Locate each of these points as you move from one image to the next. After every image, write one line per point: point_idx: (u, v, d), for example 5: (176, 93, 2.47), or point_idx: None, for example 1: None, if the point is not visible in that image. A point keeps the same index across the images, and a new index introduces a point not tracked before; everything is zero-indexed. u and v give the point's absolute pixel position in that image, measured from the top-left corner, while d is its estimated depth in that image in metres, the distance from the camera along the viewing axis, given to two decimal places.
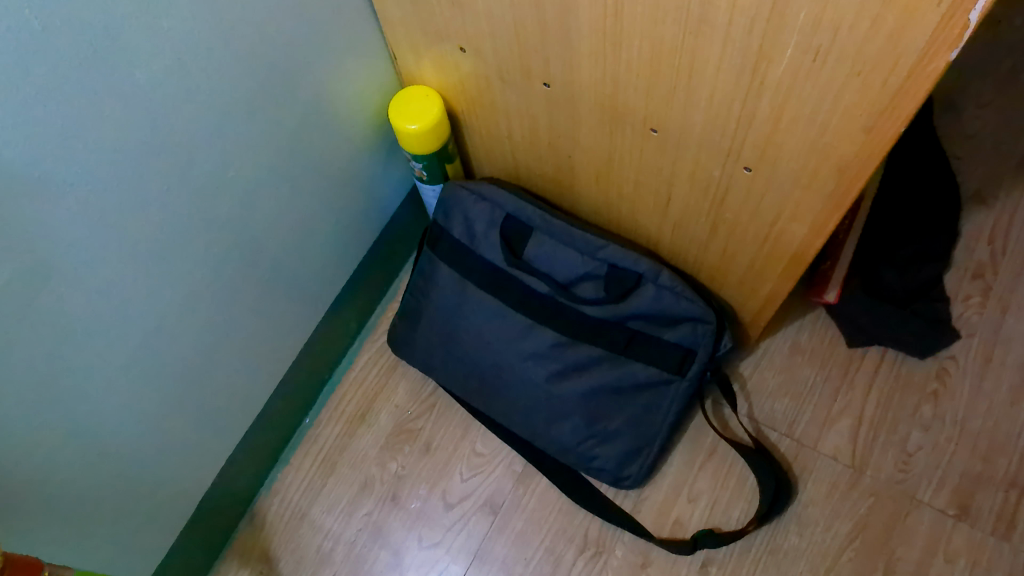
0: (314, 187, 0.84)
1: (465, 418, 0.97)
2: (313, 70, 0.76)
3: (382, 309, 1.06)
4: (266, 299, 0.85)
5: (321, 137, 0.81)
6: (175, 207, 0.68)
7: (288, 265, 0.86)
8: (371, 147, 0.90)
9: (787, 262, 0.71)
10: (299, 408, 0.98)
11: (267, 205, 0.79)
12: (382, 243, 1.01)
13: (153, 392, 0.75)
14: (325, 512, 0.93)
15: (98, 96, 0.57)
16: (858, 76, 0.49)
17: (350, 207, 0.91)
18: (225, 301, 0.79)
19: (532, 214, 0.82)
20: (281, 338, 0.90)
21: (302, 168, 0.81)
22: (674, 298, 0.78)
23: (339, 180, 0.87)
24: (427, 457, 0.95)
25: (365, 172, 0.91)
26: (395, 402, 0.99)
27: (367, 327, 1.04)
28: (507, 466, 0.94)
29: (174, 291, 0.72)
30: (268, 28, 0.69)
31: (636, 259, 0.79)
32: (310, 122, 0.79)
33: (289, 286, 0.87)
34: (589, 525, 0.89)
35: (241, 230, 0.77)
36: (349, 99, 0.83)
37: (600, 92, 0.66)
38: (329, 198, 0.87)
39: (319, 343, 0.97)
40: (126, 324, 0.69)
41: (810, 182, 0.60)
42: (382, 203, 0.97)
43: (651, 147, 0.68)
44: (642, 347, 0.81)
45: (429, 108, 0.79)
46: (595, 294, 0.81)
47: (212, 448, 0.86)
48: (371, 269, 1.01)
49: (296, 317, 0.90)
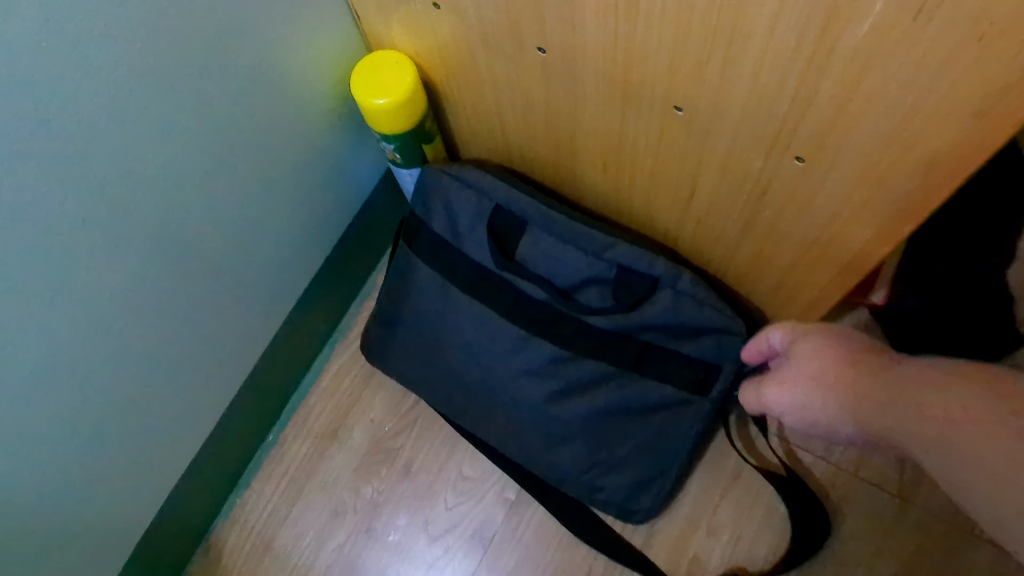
0: (269, 177, 0.70)
1: (452, 434, 0.85)
2: (262, 35, 0.61)
3: (358, 306, 0.92)
4: (217, 313, 0.71)
5: (272, 114, 0.66)
6: (96, 222, 0.54)
7: (243, 271, 0.72)
8: (335, 122, 0.75)
9: (838, 270, 0.58)
10: (262, 423, 0.85)
11: (209, 204, 0.64)
12: (357, 234, 0.87)
13: (76, 437, 0.61)
14: (292, 542, 0.83)
15: None
16: (978, 40, 0.35)
17: (313, 194, 0.77)
18: (165, 320, 0.65)
19: (526, 205, 0.68)
20: (236, 349, 0.76)
21: (248, 153, 0.66)
22: (698, 306, 0.66)
23: (299, 165, 0.73)
24: (408, 481, 0.83)
25: (330, 151, 0.77)
26: (371, 417, 0.86)
27: (341, 328, 0.91)
28: (498, 491, 0.82)
29: (99, 321, 0.58)
30: None
31: (652, 259, 0.65)
32: (256, 97, 0.63)
33: (245, 293, 0.74)
34: (592, 563, 0.78)
35: (177, 236, 0.62)
36: (304, 67, 0.67)
37: (613, 65, 0.52)
38: (286, 184, 0.73)
39: (283, 352, 0.84)
40: (29, 368, 0.54)
41: (883, 181, 0.46)
42: (353, 187, 0.83)
43: (675, 129, 0.54)
44: (655, 363, 0.69)
45: (400, 79, 0.65)
46: (599, 303, 0.67)
47: (158, 484, 0.74)
48: (344, 264, 0.88)
49: (255, 326, 0.77)
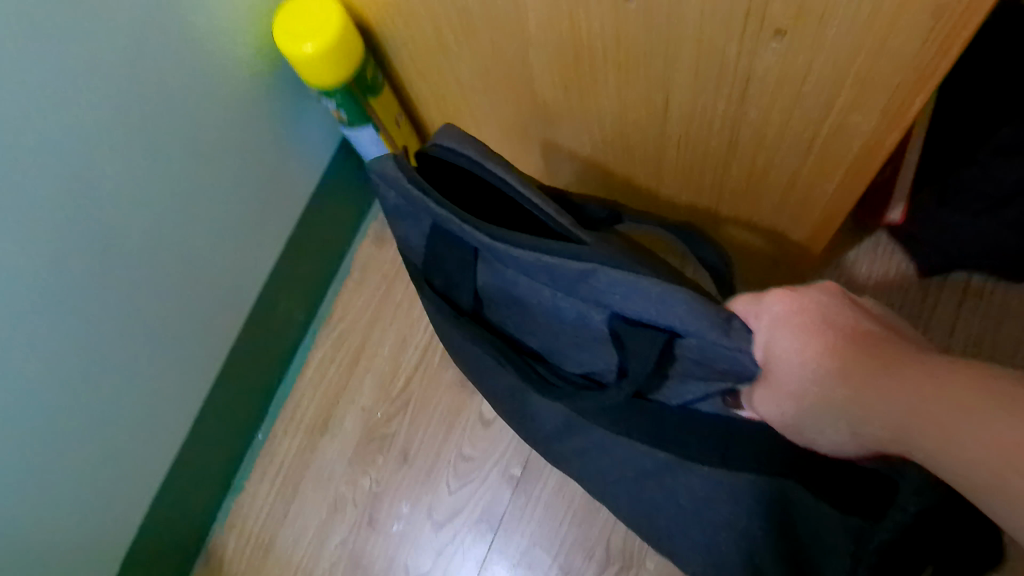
0: (204, 148, 0.61)
1: (449, 412, 0.79)
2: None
3: (337, 287, 0.85)
4: (169, 301, 0.63)
5: (201, 88, 0.58)
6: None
7: (195, 254, 0.64)
8: (277, 94, 0.66)
9: (847, 168, 0.50)
10: (247, 420, 0.80)
11: (142, 193, 0.57)
12: (329, 215, 0.81)
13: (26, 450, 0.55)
14: (292, 542, 0.78)
15: None
16: None
17: (265, 175, 0.69)
18: (113, 316, 0.58)
19: (450, 220, 0.47)
20: (208, 341, 0.70)
21: (177, 135, 0.58)
22: (761, 350, 0.42)
23: (248, 143, 0.65)
24: (406, 468, 0.78)
25: (280, 123, 0.68)
26: (362, 403, 0.81)
27: (322, 313, 0.84)
28: (503, 469, 0.76)
29: (13, 314, 0.50)
30: None
31: (656, 292, 0.42)
32: (174, 68, 0.55)
33: (203, 284, 0.67)
34: (611, 534, 0.73)
35: (115, 224, 0.55)
36: (224, 31, 0.58)
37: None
38: (233, 169, 0.65)
39: (258, 344, 0.77)
40: None
41: (902, 18, 0.36)
42: (312, 163, 0.75)
43: (617, 28, 0.45)
44: (741, 453, 0.44)
45: (331, 24, 0.56)
46: (611, 362, 0.49)
47: (130, 498, 0.67)
48: (315, 242, 0.80)
49: (226, 318, 0.71)
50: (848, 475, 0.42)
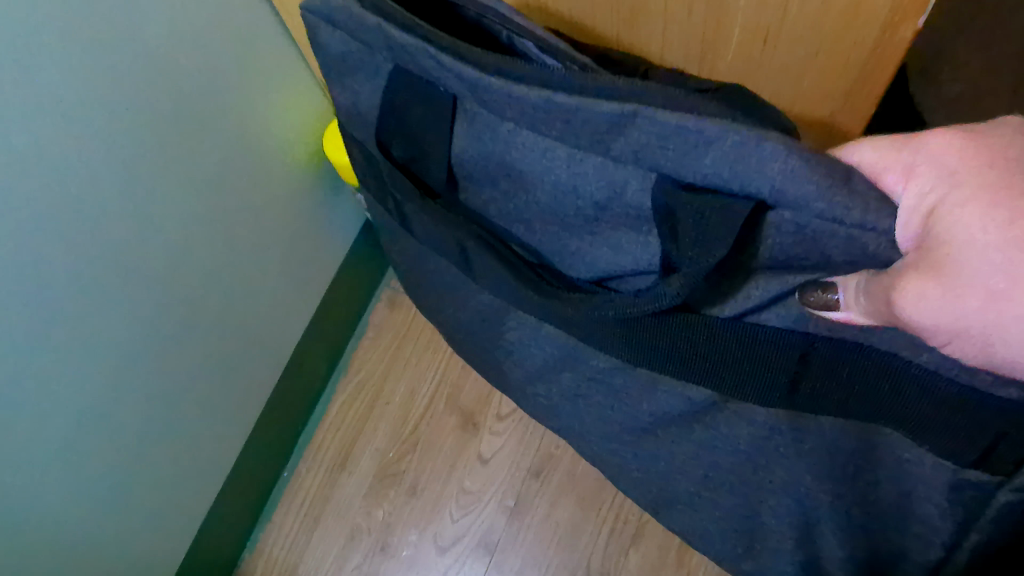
0: (269, 227, 0.80)
1: (451, 453, 0.94)
2: (240, 91, 0.70)
3: (353, 346, 1.01)
4: (231, 346, 0.80)
5: (258, 182, 0.76)
6: (107, 246, 0.62)
7: (253, 311, 0.82)
8: (312, 189, 0.85)
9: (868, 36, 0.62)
10: (277, 459, 0.94)
11: (214, 260, 0.74)
12: (350, 288, 0.98)
13: (115, 456, 0.69)
14: (316, 567, 0.91)
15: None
16: None
17: (302, 252, 0.87)
18: (185, 354, 0.74)
19: (421, 46, 0.52)
20: (252, 386, 0.85)
21: (243, 217, 0.76)
22: (863, 288, 0.43)
23: (291, 226, 0.84)
24: (414, 500, 0.93)
25: (313, 212, 0.87)
26: (376, 446, 0.95)
27: (341, 367, 1.00)
28: (499, 501, 0.91)
29: (129, 330, 0.67)
30: (183, 51, 0.63)
31: (737, 138, 0.44)
32: (244, 168, 0.74)
33: (258, 334, 0.83)
34: (592, 555, 0.87)
35: (195, 282, 0.72)
36: (276, 142, 0.77)
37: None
38: (279, 246, 0.83)
39: (291, 391, 0.92)
40: (66, 397, 0.62)
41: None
42: (339, 245, 0.93)
43: None
44: (822, 368, 0.48)
45: None
46: (647, 186, 0.51)
47: (186, 515, 0.80)
48: (339, 308, 0.97)
49: (267, 368, 0.87)
50: (946, 413, 0.45)
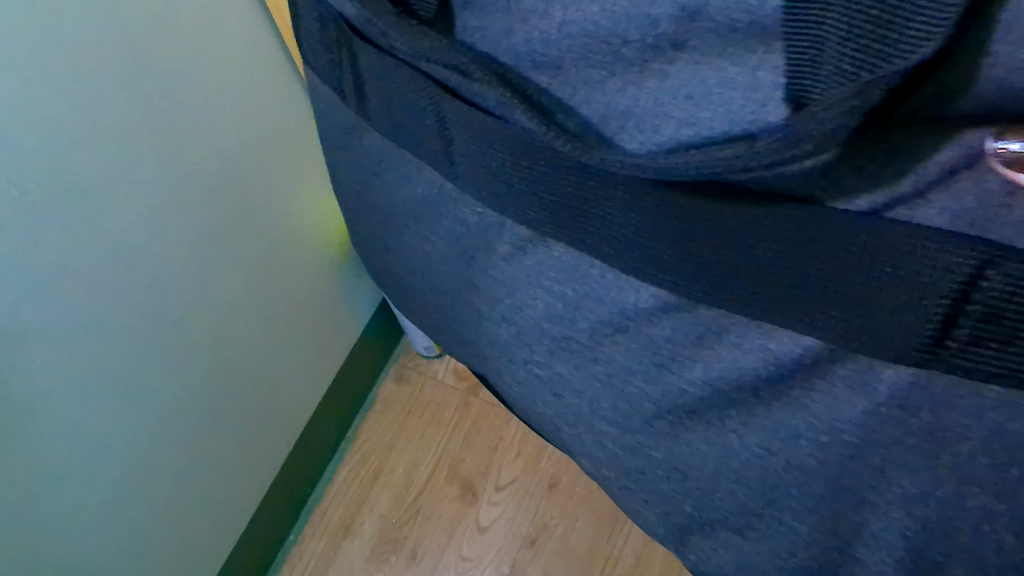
0: (292, 316, 0.82)
1: (452, 518, 0.95)
2: (275, 190, 0.73)
3: (363, 417, 1.02)
4: (245, 434, 0.81)
5: (295, 264, 0.80)
6: (147, 339, 0.63)
7: (269, 398, 0.83)
8: (340, 271, 0.88)
9: None
10: (283, 524, 0.93)
11: (251, 336, 0.76)
12: (362, 361, 1.00)
13: (140, 519, 0.70)
14: None
15: (73, 247, 0.54)
16: None
17: (326, 330, 0.89)
18: (218, 425, 0.76)
19: None
20: (269, 453, 0.86)
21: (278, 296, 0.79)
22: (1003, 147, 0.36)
23: (319, 305, 0.86)
24: (414, 566, 0.92)
25: (339, 293, 0.89)
26: (378, 511, 0.96)
27: (349, 436, 1.01)
28: (496, 568, 0.91)
29: (172, 404, 0.69)
30: (228, 152, 0.66)
31: None
32: (284, 251, 0.77)
33: (271, 419, 0.85)
34: None
35: (233, 356, 0.75)
36: (311, 227, 0.80)
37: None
38: (308, 325, 0.85)
39: (301, 458, 0.93)
40: (108, 466, 0.64)
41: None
42: (357, 323, 0.96)
43: None
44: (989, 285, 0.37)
45: None
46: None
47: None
48: (351, 380, 0.98)
49: (282, 436, 0.87)
50: None
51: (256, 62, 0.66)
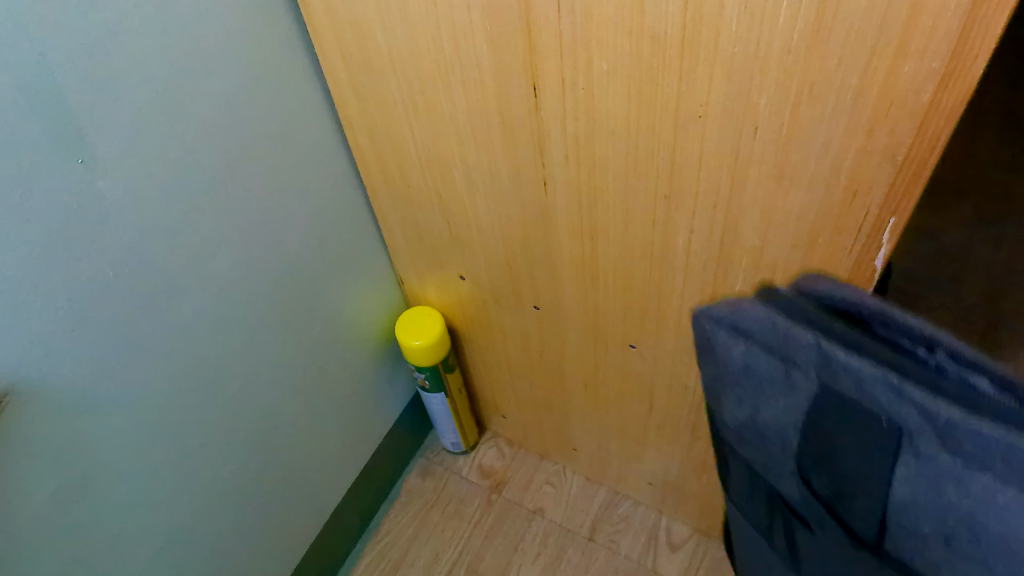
0: (332, 414, 0.82)
1: None
2: (334, 291, 0.75)
3: (386, 510, 0.98)
4: (278, 531, 0.80)
5: (339, 354, 0.79)
6: (194, 432, 0.64)
7: (304, 497, 0.82)
8: (379, 362, 0.87)
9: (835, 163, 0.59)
10: None
11: (290, 421, 0.75)
12: (389, 454, 0.97)
13: None
14: None
15: (146, 325, 0.55)
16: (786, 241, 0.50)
17: (361, 419, 0.88)
18: (245, 509, 0.74)
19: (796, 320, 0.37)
20: (294, 540, 0.83)
21: (320, 383, 0.78)
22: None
23: (357, 394, 0.85)
24: None
25: (376, 384, 0.88)
26: None
27: (371, 529, 0.97)
28: None
29: (206, 486, 0.67)
30: (295, 254, 0.67)
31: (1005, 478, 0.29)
32: (330, 340, 0.77)
33: (303, 517, 0.83)
34: None
35: (269, 440, 0.73)
36: (358, 318, 0.80)
37: (582, 291, 0.64)
38: (343, 415, 0.84)
39: (323, 546, 0.88)
40: (139, 542, 0.62)
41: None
42: (389, 415, 0.94)
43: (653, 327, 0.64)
44: None
45: (433, 326, 0.81)
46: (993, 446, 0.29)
47: None
48: (376, 472, 0.95)
49: (306, 523, 0.84)
50: None
51: (331, 170, 0.68)
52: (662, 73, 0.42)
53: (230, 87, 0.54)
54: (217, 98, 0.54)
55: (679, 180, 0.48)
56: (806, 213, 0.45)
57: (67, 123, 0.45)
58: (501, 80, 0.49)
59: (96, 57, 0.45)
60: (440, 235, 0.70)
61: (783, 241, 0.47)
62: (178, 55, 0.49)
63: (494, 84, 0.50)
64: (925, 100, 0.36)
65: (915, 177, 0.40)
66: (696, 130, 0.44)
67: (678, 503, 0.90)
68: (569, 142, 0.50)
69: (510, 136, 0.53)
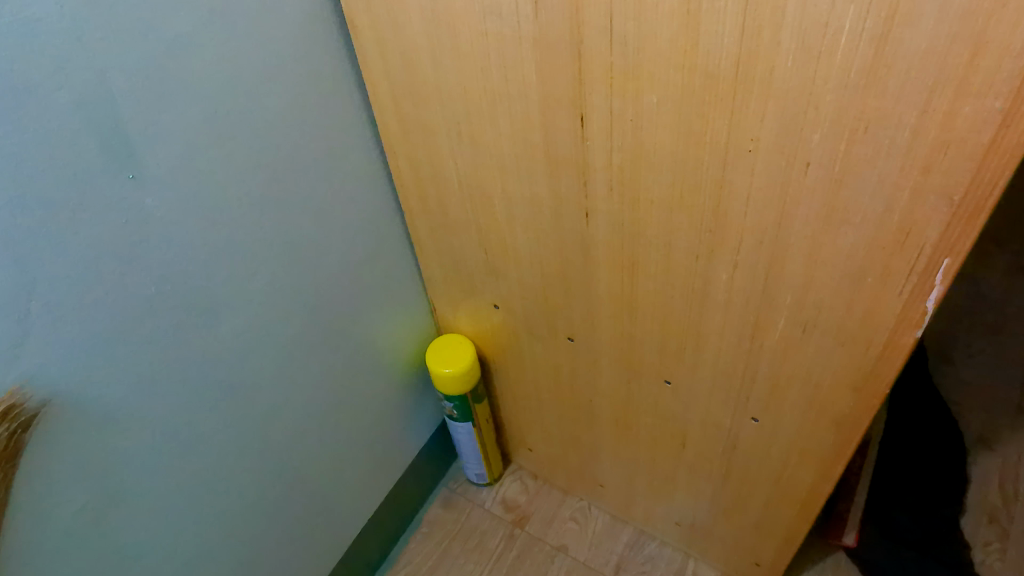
0: (360, 438, 0.81)
1: None
2: (368, 316, 0.75)
3: (407, 539, 0.97)
4: (301, 555, 0.79)
5: (370, 379, 0.79)
6: (223, 451, 0.63)
7: (328, 522, 0.81)
8: (409, 389, 0.87)
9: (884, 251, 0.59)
10: None
11: (319, 443, 0.75)
12: (414, 482, 0.96)
13: None
14: None
15: (183, 341, 0.55)
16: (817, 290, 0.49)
17: (388, 446, 0.87)
18: (270, 530, 0.73)
19: None
20: (316, 565, 0.82)
21: (350, 407, 0.77)
22: None
23: (385, 419, 0.85)
24: None
25: (404, 411, 0.88)
26: None
27: (391, 558, 0.96)
28: None
29: (233, 505, 0.67)
30: (333, 276, 0.67)
31: None
32: (362, 364, 0.77)
33: (326, 542, 0.83)
34: None
35: (297, 462, 0.73)
36: (390, 345, 0.80)
37: (617, 324, 0.64)
38: (371, 441, 0.84)
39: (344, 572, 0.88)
40: (164, 561, 0.62)
41: (885, 335, 0.47)
42: (416, 443, 0.93)
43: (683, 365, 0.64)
44: None
45: (463, 354, 0.81)
46: None
47: None
48: (400, 500, 0.94)
49: (329, 548, 0.83)
50: None
51: (372, 195, 0.68)
52: (713, 107, 0.42)
53: (279, 108, 0.55)
54: (263, 120, 0.54)
55: (723, 216, 0.47)
56: (855, 252, 0.44)
57: (119, 140, 0.45)
58: (548, 111, 0.49)
59: (152, 73, 0.46)
60: (475, 264, 0.71)
61: (830, 280, 0.47)
62: (228, 78, 0.50)
63: (541, 114, 0.50)
64: (985, 139, 0.35)
65: (970, 220, 0.39)
66: (745, 165, 0.44)
67: (706, 545, 0.88)
68: (614, 174, 0.50)
69: (555, 166, 0.53)
